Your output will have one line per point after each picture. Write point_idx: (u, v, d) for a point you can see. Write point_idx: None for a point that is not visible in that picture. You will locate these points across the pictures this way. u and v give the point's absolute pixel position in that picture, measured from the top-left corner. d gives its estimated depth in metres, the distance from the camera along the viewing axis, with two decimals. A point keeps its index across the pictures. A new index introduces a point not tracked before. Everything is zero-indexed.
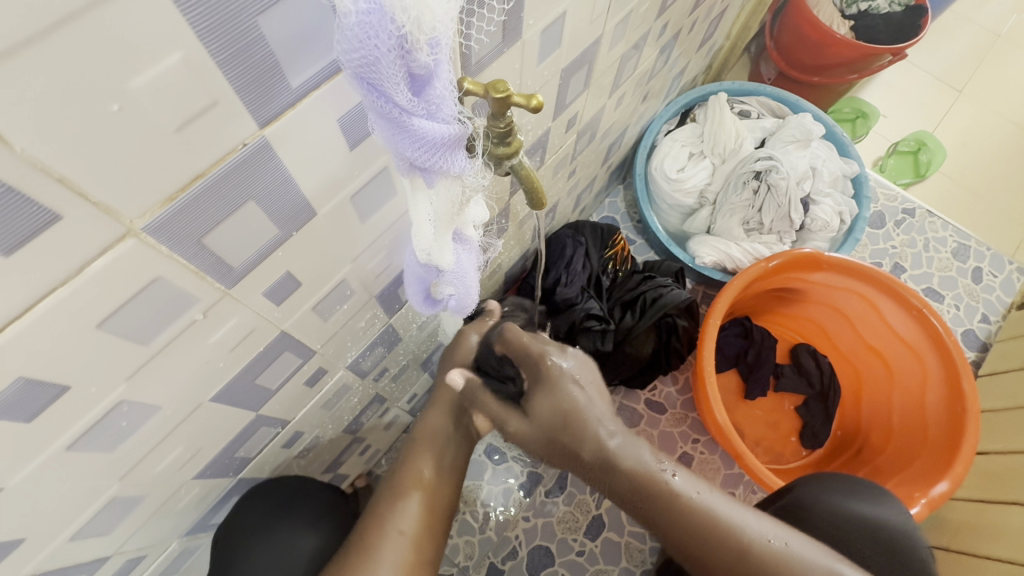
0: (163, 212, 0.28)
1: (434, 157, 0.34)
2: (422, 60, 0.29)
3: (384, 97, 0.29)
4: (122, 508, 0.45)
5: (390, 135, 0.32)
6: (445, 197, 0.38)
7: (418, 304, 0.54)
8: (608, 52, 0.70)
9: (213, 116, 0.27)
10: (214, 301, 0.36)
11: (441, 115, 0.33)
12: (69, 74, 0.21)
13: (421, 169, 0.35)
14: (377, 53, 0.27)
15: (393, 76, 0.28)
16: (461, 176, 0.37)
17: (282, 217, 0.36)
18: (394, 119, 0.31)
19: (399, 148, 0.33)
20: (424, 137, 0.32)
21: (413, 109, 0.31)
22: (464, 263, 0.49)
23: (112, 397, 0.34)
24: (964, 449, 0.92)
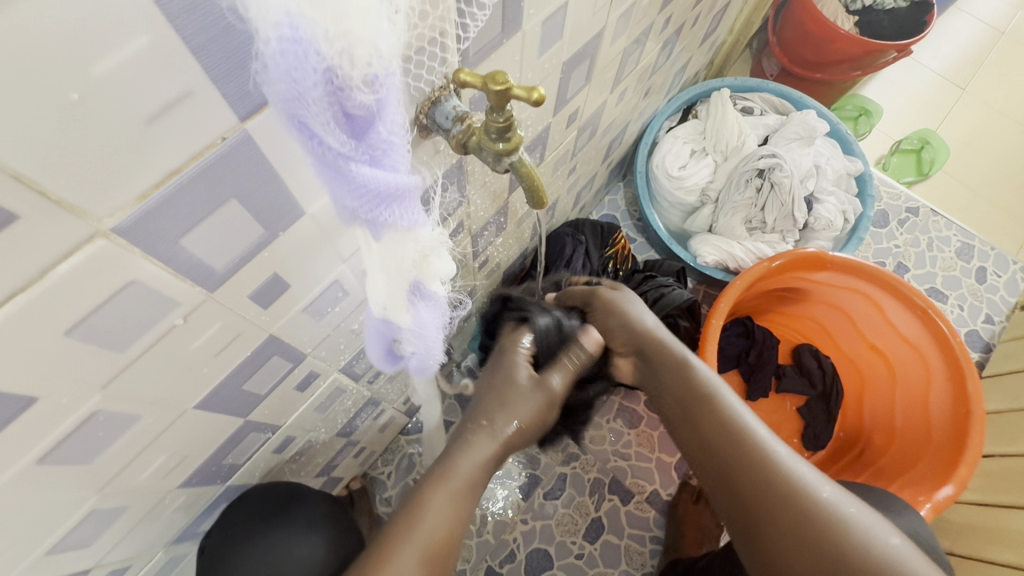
0: (135, 211, 0.26)
1: (376, 202, 0.32)
2: (359, 99, 0.27)
3: (317, 138, 0.28)
4: (103, 520, 0.43)
5: (328, 178, 0.30)
6: (393, 252, 0.37)
7: (380, 359, 0.55)
8: (610, 46, 0.68)
9: (188, 106, 0.25)
10: (196, 305, 0.34)
11: (387, 161, 0.31)
12: (19, 56, 0.19)
13: (365, 219, 0.34)
14: (303, 88, 0.25)
15: (320, 115, 0.27)
16: (412, 229, 0.36)
17: (268, 217, 0.34)
18: (331, 163, 0.29)
19: (339, 194, 0.31)
20: (363, 182, 0.30)
21: (349, 152, 0.29)
22: (425, 321, 0.47)
23: (86, 408, 0.32)
24: (969, 452, 0.89)
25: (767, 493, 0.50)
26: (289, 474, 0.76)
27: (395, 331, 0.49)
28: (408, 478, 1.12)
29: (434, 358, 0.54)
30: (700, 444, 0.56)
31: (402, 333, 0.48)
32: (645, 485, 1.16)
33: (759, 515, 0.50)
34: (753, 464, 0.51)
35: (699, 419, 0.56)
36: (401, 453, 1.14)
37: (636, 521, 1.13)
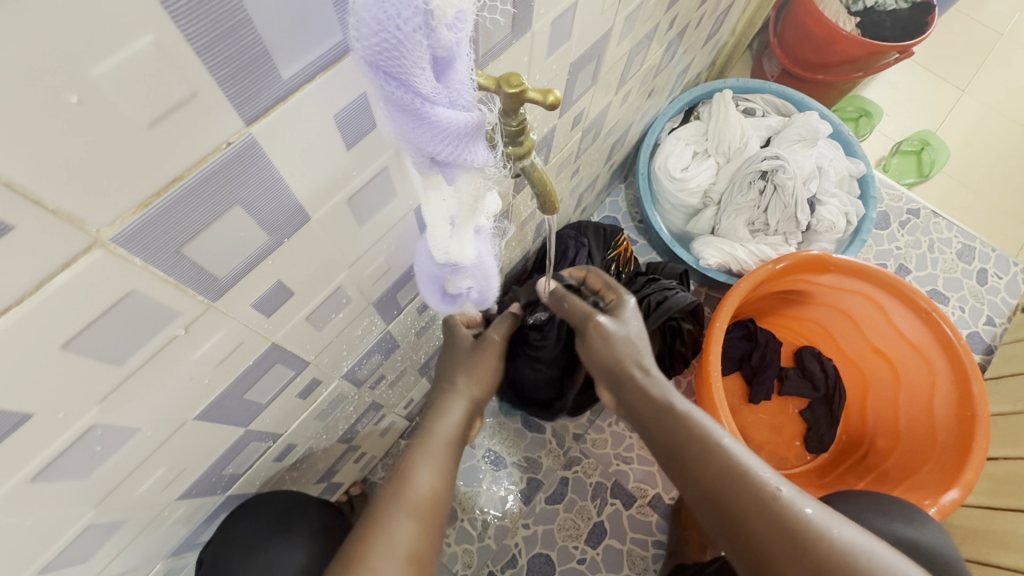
0: (135, 219, 0.25)
1: (459, 152, 0.31)
2: (446, 39, 0.26)
3: (406, 84, 0.27)
4: (100, 535, 0.42)
5: (407, 127, 0.29)
6: (464, 193, 0.36)
7: (435, 301, 0.53)
8: (616, 47, 0.67)
9: (192, 110, 0.23)
10: (197, 315, 0.33)
11: (462, 104, 0.30)
12: (12, 56, 0.17)
13: (441, 165, 0.32)
14: (399, 32, 0.24)
15: (418, 60, 0.26)
16: (482, 168, 0.33)
17: (273, 223, 0.33)
18: (416, 112, 0.28)
19: (417, 144, 0.30)
20: (447, 129, 0.29)
21: (435, 96, 0.28)
22: (482, 254, 0.46)
23: (83, 422, 0.31)
24: (974, 456, 0.89)
25: (774, 537, 0.48)
26: (289, 482, 0.75)
27: (451, 270, 0.47)
28: None
29: (491, 289, 0.53)
30: (698, 488, 0.53)
31: (461, 273, 0.47)
32: (647, 489, 1.15)
33: (773, 564, 0.47)
34: (751, 506, 0.49)
35: (694, 462, 0.54)
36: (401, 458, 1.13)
37: (639, 525, 1.12)
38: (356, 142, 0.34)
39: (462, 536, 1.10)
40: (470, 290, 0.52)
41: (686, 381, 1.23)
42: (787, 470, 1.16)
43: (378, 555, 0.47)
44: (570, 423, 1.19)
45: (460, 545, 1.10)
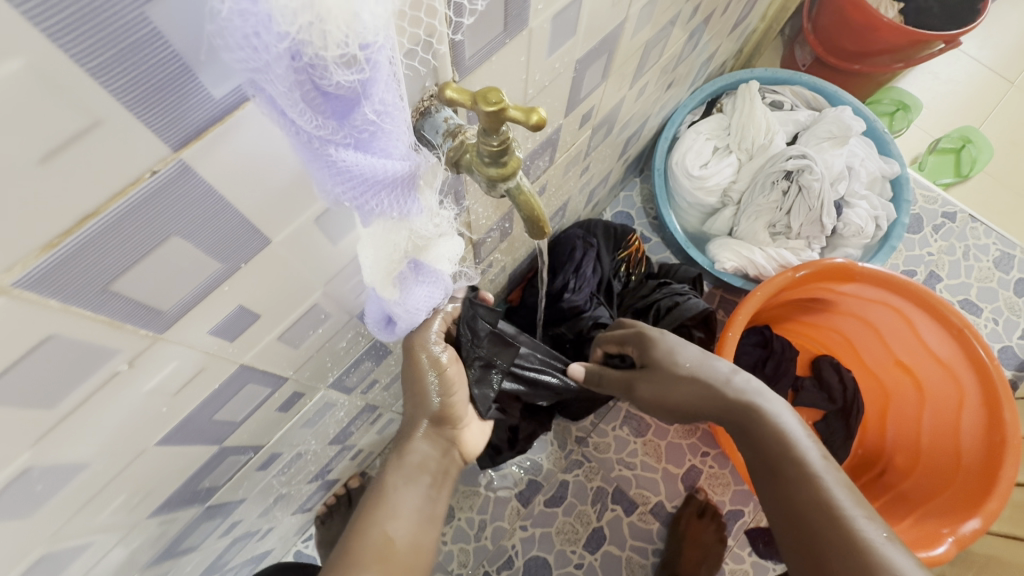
0: (41, 261, 0.21)
1: (366, 196, 0.28)
2: (339, 79, 0.22)
3: (287, 117, 0.23)
4: (63, 560, 0.40)
5: (310, 166, 0.26)
6: (380, 238, 0.33)
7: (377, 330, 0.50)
8: (630, 40, 0.62)
9: (96, 141, 0.20)
10: (142, 348, 0.30)
11: (377, 147, 0.26)
12: None
13: (356, 208, 0.29)
14: (266, 61, 0.20)
15: (288, 96, 0.22)
16: (406, 220, 0.32)
17: (225, 249, 0.30)
18: (309, 147, 0.25)
19: (323, 183, 0.27)
20: (348, 170, 0.26)
21: (333, 138, 0.24)
22: (415, 298, 0.42)
23: (15, 465, 0.28)
24: (1003, 482, 0.84)
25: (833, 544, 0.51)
26: (277, 488, 0.73)
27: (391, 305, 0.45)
28: None
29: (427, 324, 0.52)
30: (787, 503, 0.55)
31: (393, 310, 0.43)
32: (649, 496, 1.12)
33: None
34: (834, 535, 0.51)
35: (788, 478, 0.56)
36: None
37: (639, 532, 1.10)
38: None
39: (458, 535, 1.10)
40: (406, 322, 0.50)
41: None
42: None
43: None
44: (573, 425, 1.16)
45: (457, 543, 1.09)
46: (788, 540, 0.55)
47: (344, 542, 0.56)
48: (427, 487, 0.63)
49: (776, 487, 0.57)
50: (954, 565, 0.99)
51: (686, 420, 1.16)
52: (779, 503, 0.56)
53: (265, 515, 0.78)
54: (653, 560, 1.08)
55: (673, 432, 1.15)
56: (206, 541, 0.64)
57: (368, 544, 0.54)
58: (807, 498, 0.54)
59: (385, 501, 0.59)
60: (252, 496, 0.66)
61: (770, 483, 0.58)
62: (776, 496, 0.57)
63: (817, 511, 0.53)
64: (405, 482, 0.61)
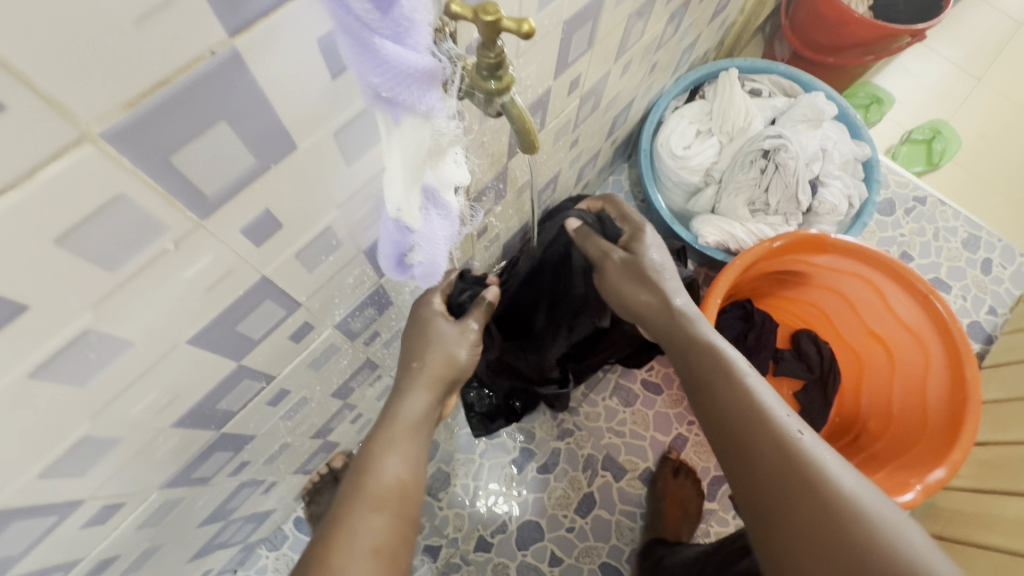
0: (122, 118, 0.26)
1: (402, 88, 0.32)
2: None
3: (344, 6, 0.28)
4: (98, 450, 0.44)
5: (354, 55, 0.30)
6: (407, 141, 0.37)
7: (389, 269, 0.54)
8: (613, 11, 0.68)
9: (174, 13, 0.25)
10: (186, 231, 0.35)
11: (411, 42, 0.31)
12: None
13: (386, 101, 0.34)
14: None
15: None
16: (430, 117, 0.36)
17: (260, 144, 0.35)
18: (356, 35, 0.29)
19: (365, 74, 0.32)
20: (388, 61, 0.31)
21: (378, 27, 0.29)
22: (435, 229, 0.48)
23: (75, 325, 0.33)
24: (965, 435, 0.90)
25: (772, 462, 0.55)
26: (283, 435, 0.77)
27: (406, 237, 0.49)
28: None
29: (440, 268, 0.54)
30: (717, 415, 0.61)
31: (414, 241, 0.49)
32: (638, 462, 1.16)
33: (767, 489, 0.55)
34: (761, 438, 0.57)
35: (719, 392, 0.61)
36: None
37: (628, 498, 1.14)
38: (340, 73, 0.36)
39: (453, 501, 1.13)
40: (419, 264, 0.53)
41: None
42: None
43: (347, 545, 0.51)
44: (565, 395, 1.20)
45: (452, 509, 1.13)
46: (723, 450, 0.60)
47: (350, 482, 0.56)
48: (427, 436, 0.63)
49: (709, 401, 0.62)
50: (924, 520, 1.04)
51: (673, 391, 1.21)
52: (711, 416, 0.61)
53: (270, 465, 0.82)
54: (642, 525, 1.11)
55: (660, 402, 1.20)
56: (216, 476, 0.68)
57: (376, 488, 0.55)
58: (736, 408, 0.59)
59: (389, 444, 0.59)
60: (260, 436, 0.70)
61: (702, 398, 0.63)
62: (709, 408, 0.62)
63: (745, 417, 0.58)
64: (409, 426, 0.61)
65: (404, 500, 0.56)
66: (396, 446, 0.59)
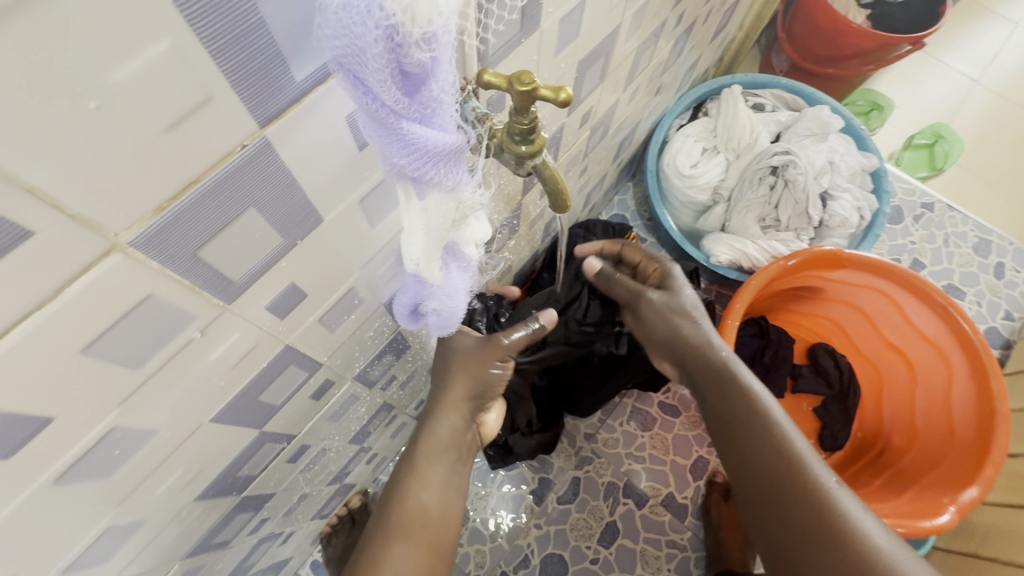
0: (152, 223, 0.25)
1: (428, 166, 0.32)
2: (418, 58, 0.27)
3: (371, 94, 0.27)
4: (119, 537, 0.42)
5: (380, 139, 0.30)
6: (435, 211, 0.37)
7: (400, 317, 0.52)
8: (624, 44, 0.67)
9: (208, 114, 0.23)
10: (213, 317, 0.33)
11: (437, 121, 0.31)
12: (46, 58, 0.18)
13: (410, 178, 0.33)
14: (362, 43, 0.25)
15: (378, 72, 0.26)
16: (456, 190, 0.36)
17: (286, 224, 0.33)
18: (383, 122, 0.29)
19: (389, 153, 0.31)
20: (415, 143, 0.30)
21: (403, 110, 0.28)
22: (455, 283, 0.46)
23: (101, 426, 0.31)
24: (995, 451, 0.88)
25: (806, 527, 0.52)
26: (302, 486, 0.75)
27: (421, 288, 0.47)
28: None
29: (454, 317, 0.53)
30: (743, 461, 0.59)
31: (433, 292, 0.47)
32: (660, 488, 1.14)
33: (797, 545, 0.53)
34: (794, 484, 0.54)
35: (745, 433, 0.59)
36: None
37: (652, 525, 1.12)
38: (367, 143, 0.34)
39: (474, 536, 1.11)
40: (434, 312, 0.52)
41: None
42: None
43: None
44: (582, 422, 1.18)
45: (473, 545, 1.10)
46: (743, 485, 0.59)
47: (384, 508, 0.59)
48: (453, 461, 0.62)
49: (733, 442, 0.60)
50: (957, 536, 1.01)
51: (691, 412, 1.19)
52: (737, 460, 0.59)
53: (289, 517, 0.80)
54: (694, 554, 1.09)
55: (679, 424, 1.18)
56: (236, 537, 0.66)
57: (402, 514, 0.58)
58: (764, 448, 0.57)
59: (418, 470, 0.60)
60: (279, 492, 0.68)
61: (724, 439, 0.61)
62: (735, 451, 0.60)
63: (773, 458, 0.56)
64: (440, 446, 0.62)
65: (429, 528, 0.58)
66: (420, 475, 0.60)
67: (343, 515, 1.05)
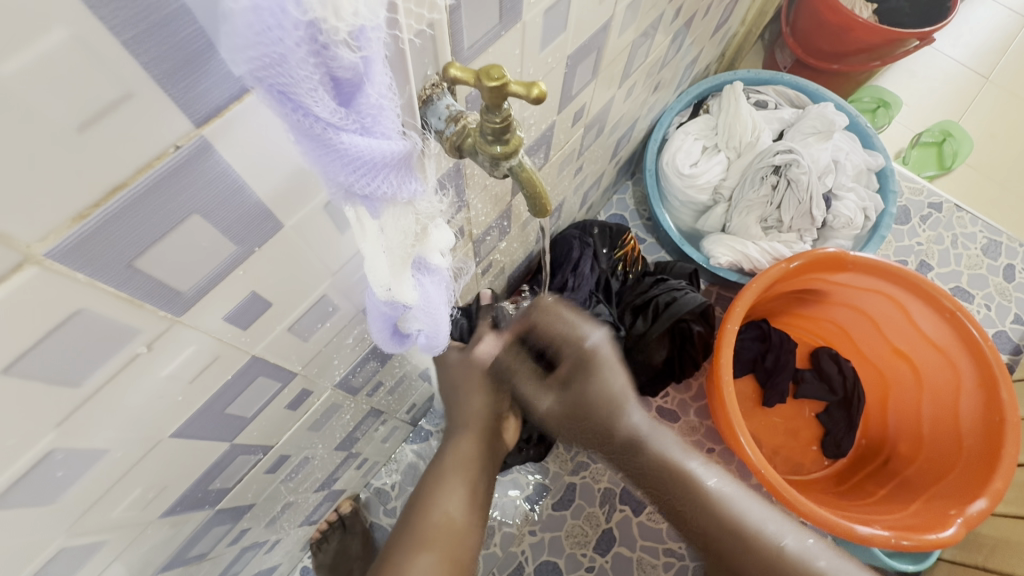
0: (73, 232, 0.22)
1: (376, 180, 0.29)
2: (348, 61, 0.23)
3: (301, 109, 0.24)
4: (75, 558, 0.40)
5: (315, 155, 0.27)
6: (393, 228, 0.34)
7: (384, 342, 0.50)
8: (617, 39, 0.64)
9: (128, 111, 0.21)
10: (161, 331, 0.31)
11: (380, 130, 0.27)
12: None
13: (360, 196, 0.30)
14: (282, 49, 0.21)
15: (306, 81, 0.23)
16: (411, 203, 0.34)
17: (239, 231, 0.31)
18: (317, 136, 0.26)
19: (329, 172, 0.28)
20: (358, 156, 0.27)
21: (339, 123, 0.25)
22: (432, 296, 0.44)
23: (38, 447, 0.29)
24: (1005, 460, 0.85)
25: None
26: (285, 495, 0.73)
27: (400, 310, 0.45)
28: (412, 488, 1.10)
29: (441, 336, 0.52)
30: None
31: (410, 313, 0.45)
32: None
33: None
34: None
35: None
36: (406, 462, 1.11)
37: (649, 532, 1.09)
38: None
39: None
40: (419, 333, 0.50)
41: (697, 384, 1.19)
42: (804, 476, 1.13)
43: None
44: None
45: None
46: None
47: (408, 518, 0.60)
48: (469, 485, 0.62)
49: None
50: (963, 548, 0.98)
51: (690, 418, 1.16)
52: None
53: (272, 525, 0.77)
54: (692, 563, 1.07)
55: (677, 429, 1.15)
56: (214, 549, 0.64)
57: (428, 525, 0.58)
58: None
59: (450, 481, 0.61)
60: (260, 503, 0.66)
61: None
62: None
63: None
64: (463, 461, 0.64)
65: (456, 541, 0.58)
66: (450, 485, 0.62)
67: (333, 521, 1.02)
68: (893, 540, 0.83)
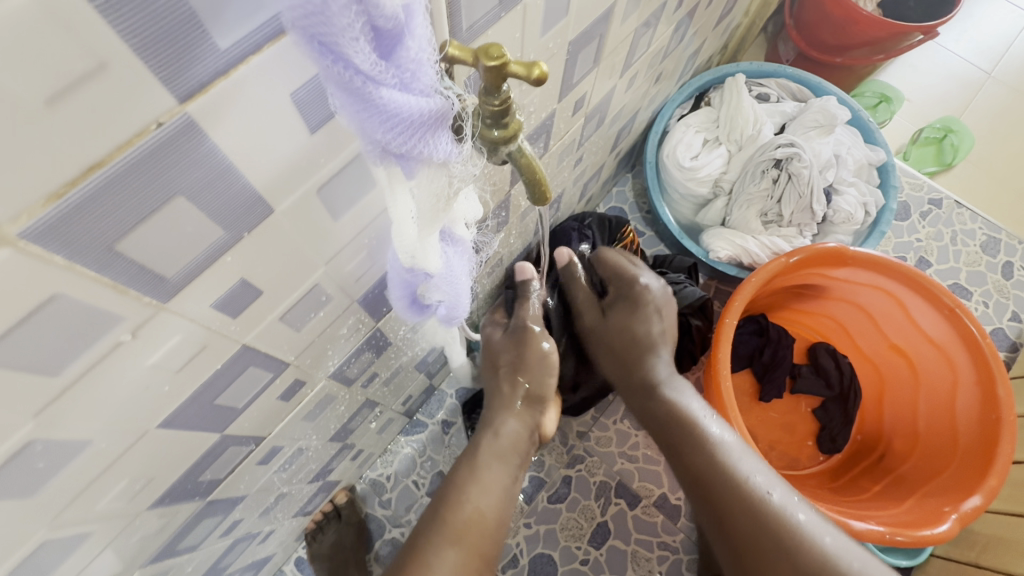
0: (47, 214, 0.21)
1: (413, 139, 0.28)
2: (388, 8, 0.23)
3: (341, 61, 0.24)
4: (62, 548, 0.40)
5: (354, 112, 0.26)
6: (426, 189, 0.33)
7: (403, 309, 0.50)
8: (619, 26, 0.62)
9: (103, 85, 0.20)
10: (146, 318, 0.30)
11: (417, 87, 0.27)
12: None
13: (396, 155, 0.30)
14: None
15: (349, 31, 0.22)
16: (446, 164, 0.32)
17: (228, 215, 0.30)
18: (357, 91, 0.25)
19: (369, 131, 0.27)
20: (396, 112, 0.27)
21: (380, 75, 0.25)
22: (454, 266, 0.45)
23: (18, 437, 0.28)
24: (999, 460, 0.85)
25: None
26: (278, 486, 0.72)
27: (422, 278, 0.45)
28: (407, 480, 1.09)
29: (461, 306, 0.52)
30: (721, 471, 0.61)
31: (430, 281, 0.45)
32: (653, 489, 1.11)
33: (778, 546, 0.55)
34: None
35: None
36: (401, 454, 1.10)
37: (644, 526, 1.09)
38: (321, 124, 0.31)
39: None
40: (439, 304, 0.50)
41: (694, 378, 1.19)
42: (797, 471, 1.12)
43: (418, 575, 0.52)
44: (574, 420, 1.15)
45: None
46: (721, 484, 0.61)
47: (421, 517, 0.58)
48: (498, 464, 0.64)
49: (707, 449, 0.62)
50: (956, 544, 0.99)
51: None
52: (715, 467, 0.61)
53: (266, 516, 0.77)
54: (686, 556, 1.07)
55: None
56: (206, 540, 0.64)
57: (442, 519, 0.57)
58: None
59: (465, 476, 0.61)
60: (253, 493, 0.65)
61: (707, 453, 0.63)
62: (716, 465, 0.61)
63: None
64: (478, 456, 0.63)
65: (480, 533, 0.57)
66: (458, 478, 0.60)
67: (328, 512, 1.02)
68: (887, 535, 0.83)
